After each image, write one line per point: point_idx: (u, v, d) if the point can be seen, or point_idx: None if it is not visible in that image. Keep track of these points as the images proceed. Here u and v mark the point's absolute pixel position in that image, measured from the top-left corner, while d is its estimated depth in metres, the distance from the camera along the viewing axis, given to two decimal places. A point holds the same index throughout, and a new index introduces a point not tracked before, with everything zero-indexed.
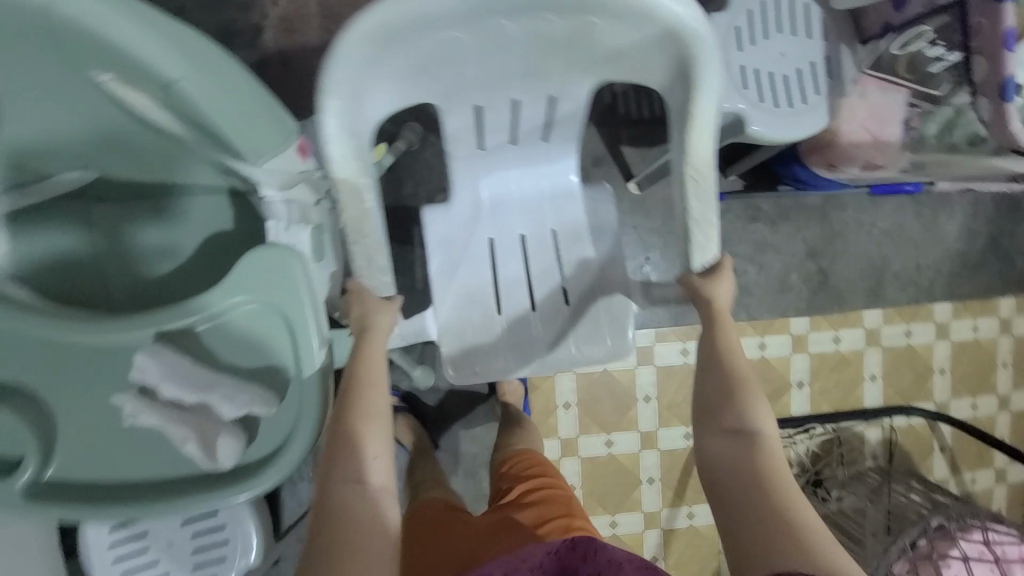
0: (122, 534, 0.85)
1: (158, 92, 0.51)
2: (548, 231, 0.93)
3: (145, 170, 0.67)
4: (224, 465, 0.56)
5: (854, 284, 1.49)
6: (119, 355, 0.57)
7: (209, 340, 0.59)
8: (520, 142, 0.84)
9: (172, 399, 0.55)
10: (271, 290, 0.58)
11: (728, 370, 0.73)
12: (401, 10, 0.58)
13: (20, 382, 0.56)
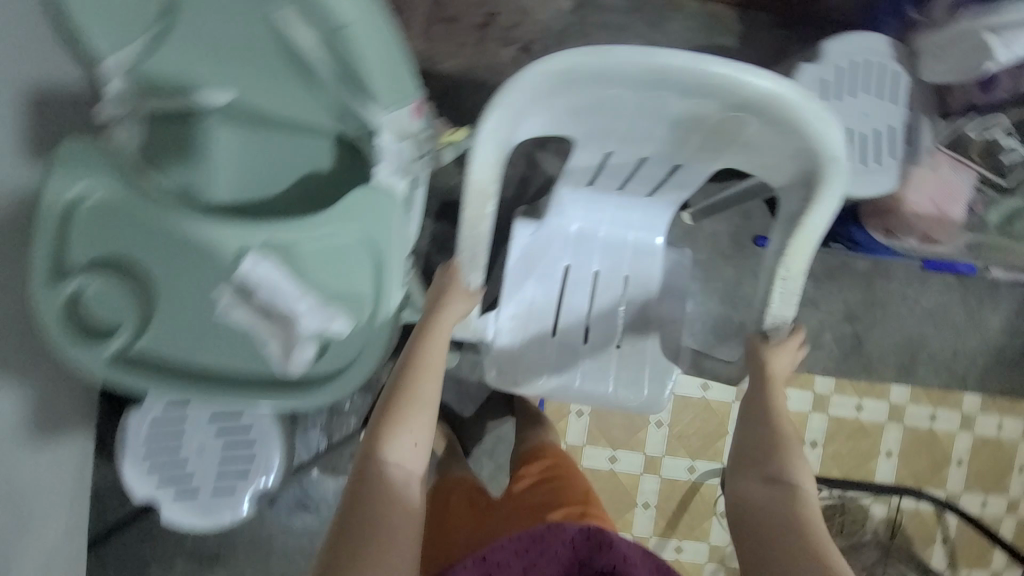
0: (160, 428, 0.92)
1: (326, 32, 0.56)
2: (622, 276, 0.99)
3: (271, 101, 0.72)
4: (294, 371, 0.66)
5: (886, 355, 1.48)
6: (220, 255, 0.62)
7: (301, 259, 0.63)
8: (625, 190, 0.90)
9: (265, 302, 0.63)
10: (369, 227, 0.64)
11: (773, 421, 0.76)
12: (591, 60, 0.61)
13: (133, 260, 0.63)
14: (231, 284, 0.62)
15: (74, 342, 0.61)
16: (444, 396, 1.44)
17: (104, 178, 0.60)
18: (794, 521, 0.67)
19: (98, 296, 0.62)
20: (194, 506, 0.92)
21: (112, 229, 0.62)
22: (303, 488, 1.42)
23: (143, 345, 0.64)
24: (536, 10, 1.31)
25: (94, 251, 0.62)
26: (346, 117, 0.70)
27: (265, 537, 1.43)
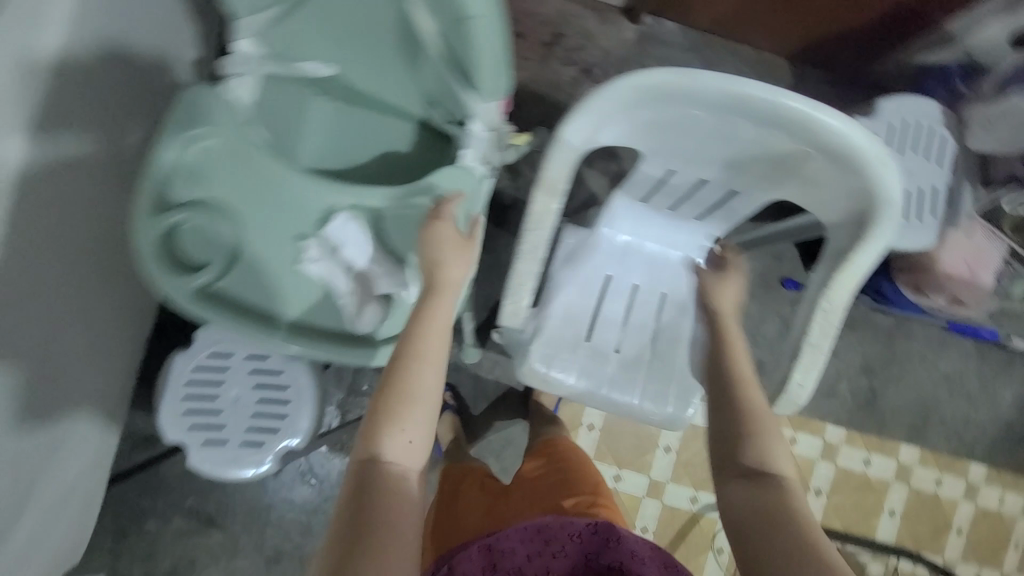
0: (201, 376, 0.95)
1: (447, 21, 0.60)
2: (659, 293, 1.04)
3: (372, 79, 0.76)
4: (361, 327, 0.71)
5: (898, 413, 1.49)
6: (307, 212, 0.67)
7: (383, 227, 0.69)
8: (677, 211, 0.95)
9: (347, 261, 0.69)
10: (448, 203, 0.70)
11: (742, 402, 0.75)
12: (680, 80, 0.65)
13: (228, 206, 0.67)
14: (318, 240, 0.68)
15: (165, 272, 0.67)
16: (461, 391, 1.46)
17: (217, 128, 0.65)
18: (783, 508, 0.66)
19: (193, 234, 0.68)
20: (222, 455, 0.95)
21: (214, 176, 0.66)
22: (311, 462, 1.44)
23: (223, 284, 0.70)
24: (601, 38, 1.39)
25: (194, 191, 0.67)
26: (439, 103, 0.75)
27: (265, 505, 1.44)
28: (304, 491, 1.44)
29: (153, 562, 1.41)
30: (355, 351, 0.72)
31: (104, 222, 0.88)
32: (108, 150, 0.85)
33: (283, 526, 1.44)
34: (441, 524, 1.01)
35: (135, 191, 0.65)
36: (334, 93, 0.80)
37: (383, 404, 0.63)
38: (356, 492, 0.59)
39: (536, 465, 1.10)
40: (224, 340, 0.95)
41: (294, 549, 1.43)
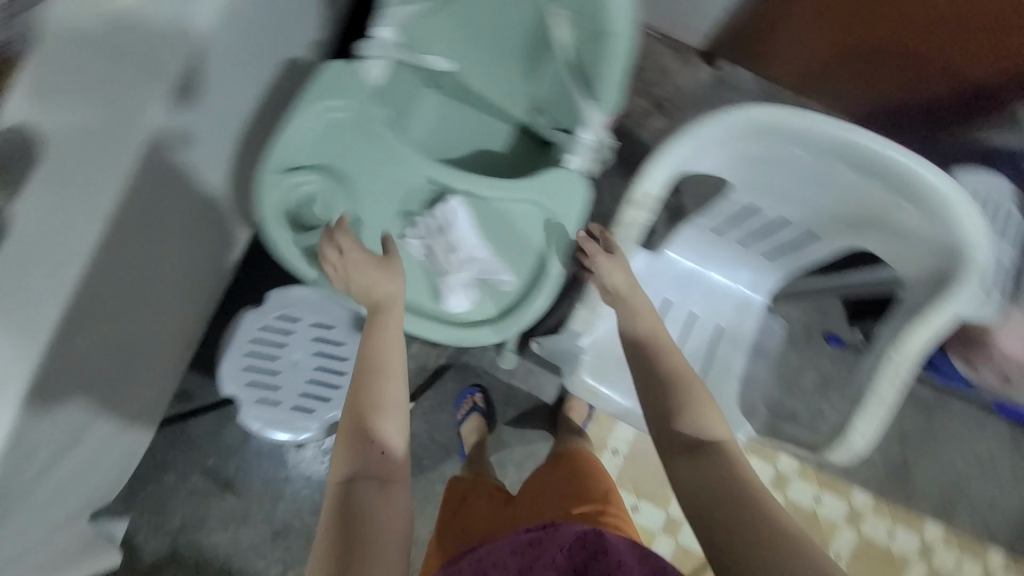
0: (266, 333, 0.98)
1: (589, 34, 0.68)
2: (715, 324, 1.04)
3: (487, 79, 0.82)
4: (457, 305, 0.75)
5: (925, 487, 1.46)
6: (423, 192, 0.74)
7: (486, 216, 0.75)
8: (747, 247, 0.97)
9: (453, 241, 0.73)
10: (553, 202, 0.73)
11: (669, 379, 0.71)
12: (789, 119, 0.70)
13: (350, 176, 0.73)
14: (427, 219, 0.74)
15: (281, 230, 0.71)
16: (491, 394, 1.47)
17: (356, 101, 0.71)
18: (727, 478, 0.62)
19: (308, 197, 0.72)
20: (272, 416, 0.98)
21: (340, 145, 0.72)
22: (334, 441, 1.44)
23: (330, 249, 0.74)
24: (678, 76, 1.44)
25: (321, 157, 0.72)
26: (547, 109, 0.80)
27: (282, 478, 1.44)
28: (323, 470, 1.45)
29: (163, 517, 1.40)
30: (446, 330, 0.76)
31: (213, 180, 0.93)
32: (232, 117, 0.90)
33: (297, 501, 1.44)
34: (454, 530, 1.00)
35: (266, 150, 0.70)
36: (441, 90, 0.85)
37: (351, 424, 0.66)
38: (343, 512, 0.62)
39: (536, 478, 1.06)
40: (293, 302, 0.99)
41: (303, 526, 1.42)
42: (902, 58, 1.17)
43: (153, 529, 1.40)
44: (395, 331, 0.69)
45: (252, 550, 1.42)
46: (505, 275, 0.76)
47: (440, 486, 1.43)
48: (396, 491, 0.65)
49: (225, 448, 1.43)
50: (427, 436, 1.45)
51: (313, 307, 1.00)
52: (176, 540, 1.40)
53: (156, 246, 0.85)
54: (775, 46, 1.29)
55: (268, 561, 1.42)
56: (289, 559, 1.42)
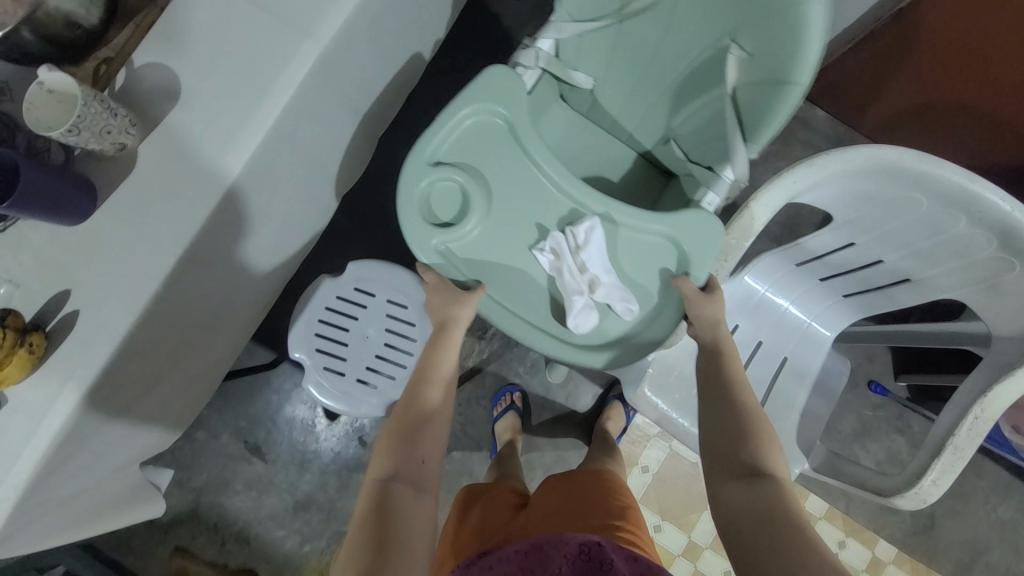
0: (342, 303, 1.01)
1: (762, 81, 0.66)
2: (782, 356, 1.04)
3: (627, 101, 0.84)
4: (578, 327, 0.71)
5: (952, 549, 1.38)
6: (561, 208, 0.73)
7: (619, 243, 0.74)
8: (824, 282, 0.98)
9: (581, 262, 0.71)
10: (688, 235, 0.73)
11: (733, 405, 0.67)
12: (918, 163, 0.70)
13: (490, 179, 0.73)
14: (562, 234, 0.72)
15: (417, 221, 0.72)
16: (529, 396, 1.45)
17: (511, 109, 0.72)
18: (784, 512, 0.57)
19: (448, 192, 0.73)
20: (336, 386, 0.99)
21: (489, 148, 0.73)
22: (366, 421, 1.42)
23: (458, 246, 0.74)
24: None
25: (466, 155, 0.73)
26: (682, 141, 0.81)
27: (310, 451, 1.41)
28: (349, 449, 1.42)
29: (188, 473, 1.38)
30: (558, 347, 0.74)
31: (318, 148, 0.92)
32: (350, 90, 0.91)
33: (320, 476, 1.41)
34: (462, 531, 0.92)
35: (420, 140, 0.72)
36: (575, 105, 0.90)
37: (399, 432, 0.69)
38: (378, 509, 0.62)
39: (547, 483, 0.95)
40: (370, 276, 1.01)
41: (325, 503, 1.40)
42: (1005, 134, 1.11)
43: (177, 484, 1.38)
44: (451, 342, 0.76)
45: (272, 519, 1.39)
46: (630, 305, 0.72)
47: (466, 479, 1.43)
48: (429, 497, 0.66)
49: (257, 413, 1.41)
50: (461, 429, 1.44)
51: (389, 283, 1.02)
52: (198, 498, 1.38)
53: (263, 205, 0.85)
54: (881, 92, 1.23)
55: (286, 532, 1.39)
56: (307, 531, 1.39)
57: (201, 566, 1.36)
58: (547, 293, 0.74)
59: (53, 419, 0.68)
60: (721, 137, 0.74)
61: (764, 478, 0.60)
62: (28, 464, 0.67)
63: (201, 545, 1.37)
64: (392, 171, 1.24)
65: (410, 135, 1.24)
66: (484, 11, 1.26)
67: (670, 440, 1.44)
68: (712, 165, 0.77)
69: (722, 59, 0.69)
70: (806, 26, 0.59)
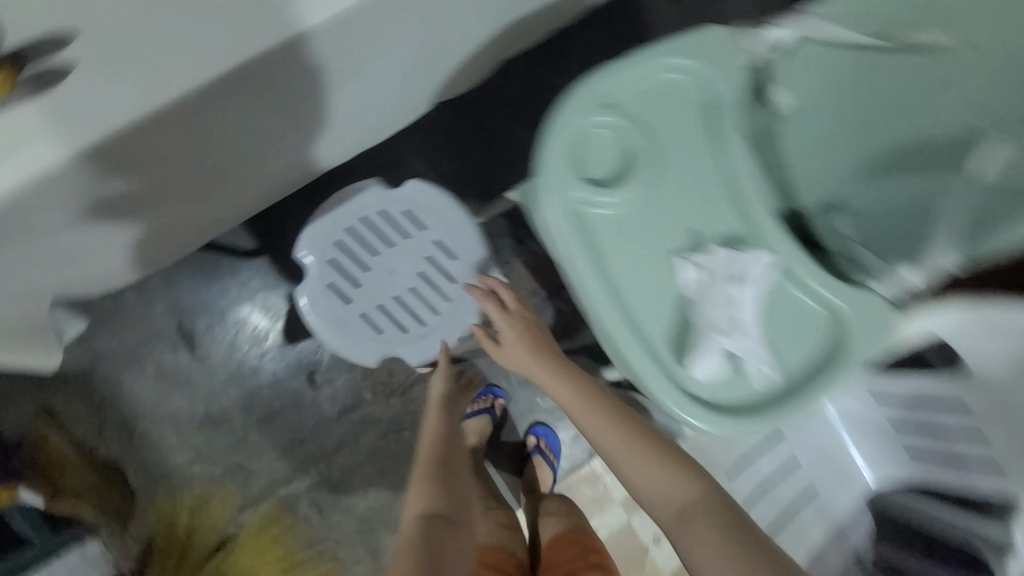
0: (378, 222, 0.83)
1: (1012, 187, 0.59)
2: (809, 483, 0.93)
3: (817, 146, 0.69)
4: (698, 372, 0.53)
5: None
6: (729, 223, 0.56)
7: (775, 294, 0.57)
8: (886, 427, 0.88)
9: (732, 297, 0.54)
10: (862, 319, 0.56)
11: (625, 441, 0.69)
12: None
13: (664, 153, 0.56)
14: (724, 254, 0.55)
15: (561, 160, 0.54)
16: (509, 407, 1.26)
17: (724, 84, 0.56)
18: (720, 523, 0.61)
19: (607, 145, 0.55)
20: (336, 312, 0.83)
21: (676, 115, 0.57)
22: (324, 357, 1.21)
23: (598, 215, 0.55)
24: None
25: (647, 113, 0.56)
26: (858, 218, 0.68)
27: (247, 365, 1.19)
28: (293, 381, 1.20)
29: (97, 331, 1.14)
30: (663, 393, 0.54)
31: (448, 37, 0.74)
32: None
33: (246, 398, 1.19)
34: None
35: (602, 70, 0.55)
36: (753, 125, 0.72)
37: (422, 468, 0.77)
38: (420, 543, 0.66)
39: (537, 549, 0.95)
40: (423, 202, 0.85)
41: (240, 428, 1.18)
42: None
43: (78, 337, 1.13)
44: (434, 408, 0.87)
45: (171, 421, 1.16)
46: (768, 370, 0.55)
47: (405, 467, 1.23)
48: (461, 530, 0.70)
49: (209, 298, 1.17)
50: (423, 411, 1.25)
51: (443, 221, 0.85)
52: (97, 363, 1.14)
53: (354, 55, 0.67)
54: None
55: (180, 442, 1.16)
56: (206, 451, 1.17)
57: (63, 442, 1.11)
58: (673, 318, 0.55)
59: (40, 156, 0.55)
60: (921, 232, 0.63)
61: (694, 498, 0.63)
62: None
63: (76, 416, 1.13)
64: (487, 112, 1.11)
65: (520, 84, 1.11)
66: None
67: (631, 515, 1.25)
68: (887, 256, 0.66)
69: (972, 146, 0.63)
70: None
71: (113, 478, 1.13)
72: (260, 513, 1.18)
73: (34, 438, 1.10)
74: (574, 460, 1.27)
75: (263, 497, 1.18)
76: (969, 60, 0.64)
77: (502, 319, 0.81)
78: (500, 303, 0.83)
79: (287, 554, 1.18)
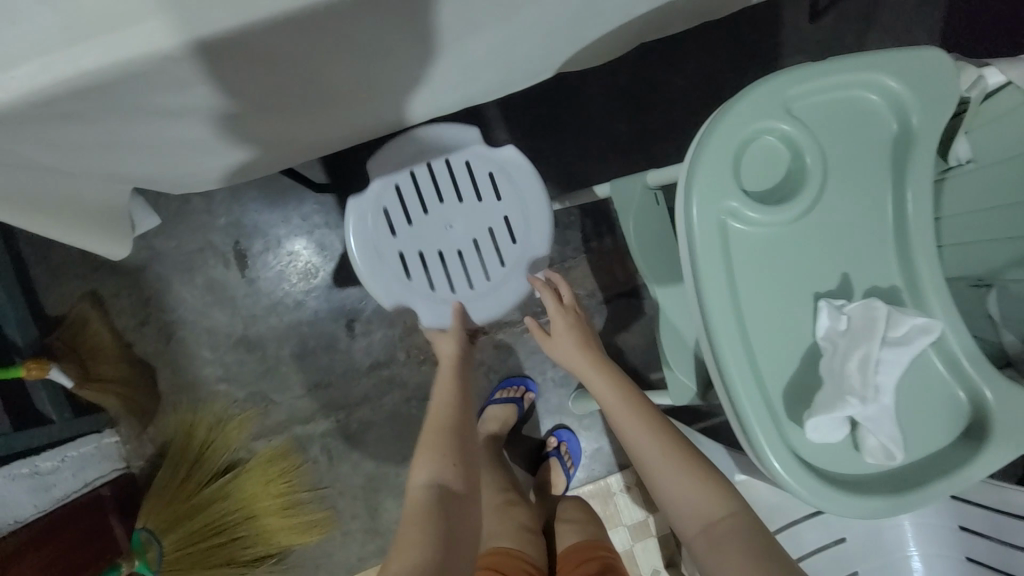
0: (458, 174, 0.80)
1: None
2: (854, 568, 0.84)
3: (978, 211, 0.61)
4: (816, 433, 0.47)
5: None
6: (879, 276, 0.50)
7: (913, 367, 0.50)
8: (960, 533, 0.79)
9: (876, 358, 0.47)
10: (1009, 414, 0.48)
11: (662, 444, 0.65)
12: None
13: (829, 182, 0.50)
14: (876, 307, 0.48)
15: (722, 161, 0.48)
16: (537, 402, 1.21)
17: (921, 118, 0.49)
18: (751, 538, 0.57)
19: (770, 155, 0.49)
20: (376, 238, 0.79)
21: (854, 141, 0.50)
22: (368, 309, 1.18)
23: (740, 232, 0.49)
24: None
25: (823, 133, 0.50)
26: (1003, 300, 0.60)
27: (293, 298, 1.17)
28: (332, 324, 1.18)
29: (159, 230, 1.13)
30: (770, 448, 0.47)
31: (602, 13, 0.69)
32: None
33: (283, 330, 1.17)
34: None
35: (789, 72, 0.48)
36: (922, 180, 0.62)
37: (435, 428, 0.69)
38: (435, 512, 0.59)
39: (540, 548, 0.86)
40: (510, 170, 0.80)
41: (272, 358, 1.17)
42: None
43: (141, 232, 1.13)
44: (447, 363, 0.78)
45: (208, 336, 1.16)
46: (898, 453, 0.47)
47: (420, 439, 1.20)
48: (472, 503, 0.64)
49: (269, 223, 1.15)
50: None
51: (524, 196, 0.80)
52: (153, 262, 1.14)
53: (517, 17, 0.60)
54: None
55: (212, 358, 1.16)
56: (235, 372, 1.17)
57: (103, 331, 1.11)
58: (795, 364, 0.49)
59: (135, 42, 0.38)
60: None
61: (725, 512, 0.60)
62: (16, 48, 0.36)
63: (122, 309, 1.13)
64: (592, 97, 1.06)
65: (635, 77, 1.06)
66: (777, 10, 1.06)
67: (634, 543, 1.19)
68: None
69: None
70: None
71: (142, 375, 1.13)
72: (271, 446, 1.17)
73: (74, 319, 1.09)
74: (592, 474, 1.21)
75: (277, 431, 1.18)
76: None
77: (553, 308, 0.78)
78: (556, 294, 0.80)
79: (291, 491, 1.15)
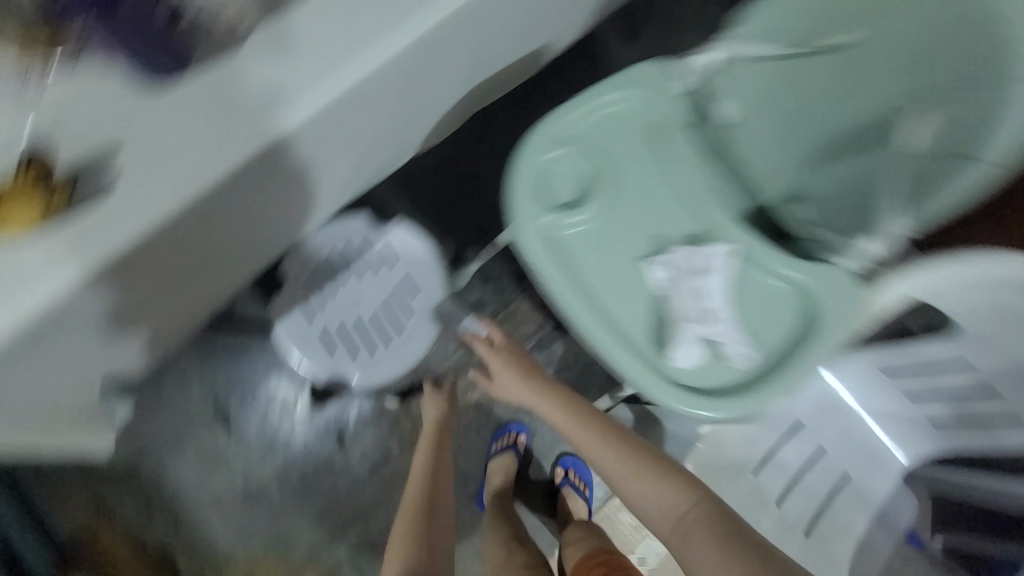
0: (358, 260, 1.00)
1: (949, 150, 0.59)
2: (842, 471, 0.92)
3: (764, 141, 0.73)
4: (679, 360, 0.62)
5: None
6: (689, 226, 0.65)
7: (742, 282, 0.65)
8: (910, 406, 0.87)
9: (696, 288, 0.63)
10: (822, 286, 0.62)
11: (622, 454, 0.75)
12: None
13: (619, 178, 0.66)
14: (684, 253, 0.64)
15: (533, 195, 0.66)
16: (533, 443, 1.27)
17: (662, 107, 0.66)
18: (706, 521, 0.65)
19: (568, 174, 0.67)
20: (302, 326, 0.98)
21: (625, 141, 0.66)
22: (350, 419, 1.24)
23: (569, 235, 0.66)
24: None
25: (598, 145, 0.67)
26: (814, 205, 0.70)
27: (280, 436, 1.24)
28: (323, 446, 1.24)
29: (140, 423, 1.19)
30: (651, 383, 0.62)
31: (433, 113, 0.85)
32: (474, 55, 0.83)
33: (281, 469, 1.23)
34: None
35: (554, 114, 0.66)
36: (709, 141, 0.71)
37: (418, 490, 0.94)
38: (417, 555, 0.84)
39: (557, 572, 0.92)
40: (405, 251, 1.01)
41: (279, 500, 1.22)
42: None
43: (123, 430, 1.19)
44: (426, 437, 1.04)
45: (215, 504, 1.20)
46: (744, 349, 0.63)
47: None
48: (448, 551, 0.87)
49: (236, 377, 1.24)
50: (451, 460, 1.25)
51: (419, 268, 1.01)
52: (143, 455, 1.19)
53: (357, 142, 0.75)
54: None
55: (223, 522, 1.20)
56: (249, 527, 1.20)
57: (116, 536, 1.16)
58: (649, 313, 0.65)
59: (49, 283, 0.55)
60: (870, 207, 0.65)
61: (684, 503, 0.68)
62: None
63: (127, 509, 1.18)
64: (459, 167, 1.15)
65: None
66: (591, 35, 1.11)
67: None
68: (844, 232, 0.67)
69: (899, 119, 0.63)
70: (1012, 94, 0.55)
71: (161, 563, 1.17)
72: None
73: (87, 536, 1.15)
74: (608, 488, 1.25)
75: (306, 567, 1.20)
76: (880, 35, 0.63)
77: (488, 354, 0.91)
78: (488, 341, 0.94)
79: None
